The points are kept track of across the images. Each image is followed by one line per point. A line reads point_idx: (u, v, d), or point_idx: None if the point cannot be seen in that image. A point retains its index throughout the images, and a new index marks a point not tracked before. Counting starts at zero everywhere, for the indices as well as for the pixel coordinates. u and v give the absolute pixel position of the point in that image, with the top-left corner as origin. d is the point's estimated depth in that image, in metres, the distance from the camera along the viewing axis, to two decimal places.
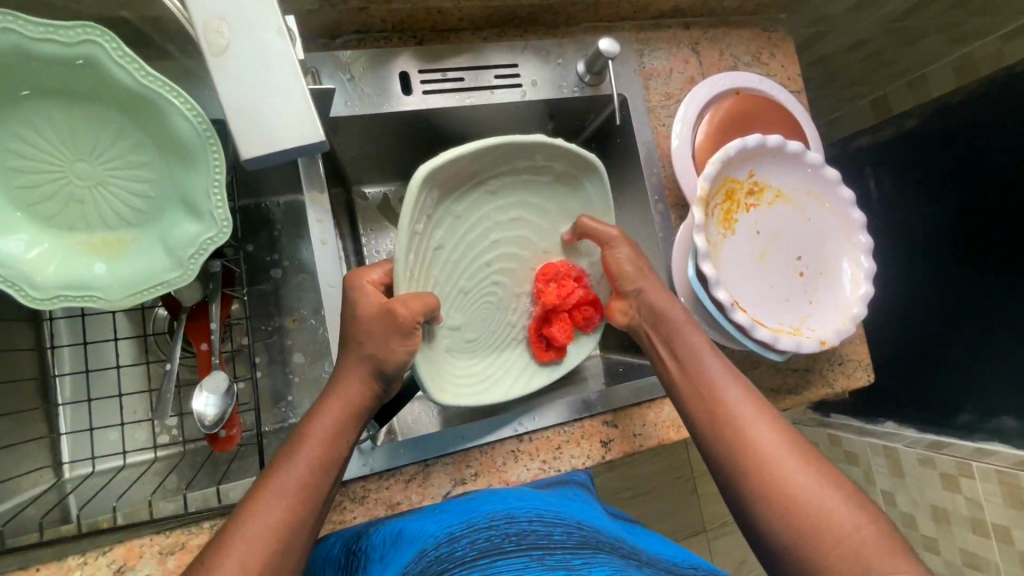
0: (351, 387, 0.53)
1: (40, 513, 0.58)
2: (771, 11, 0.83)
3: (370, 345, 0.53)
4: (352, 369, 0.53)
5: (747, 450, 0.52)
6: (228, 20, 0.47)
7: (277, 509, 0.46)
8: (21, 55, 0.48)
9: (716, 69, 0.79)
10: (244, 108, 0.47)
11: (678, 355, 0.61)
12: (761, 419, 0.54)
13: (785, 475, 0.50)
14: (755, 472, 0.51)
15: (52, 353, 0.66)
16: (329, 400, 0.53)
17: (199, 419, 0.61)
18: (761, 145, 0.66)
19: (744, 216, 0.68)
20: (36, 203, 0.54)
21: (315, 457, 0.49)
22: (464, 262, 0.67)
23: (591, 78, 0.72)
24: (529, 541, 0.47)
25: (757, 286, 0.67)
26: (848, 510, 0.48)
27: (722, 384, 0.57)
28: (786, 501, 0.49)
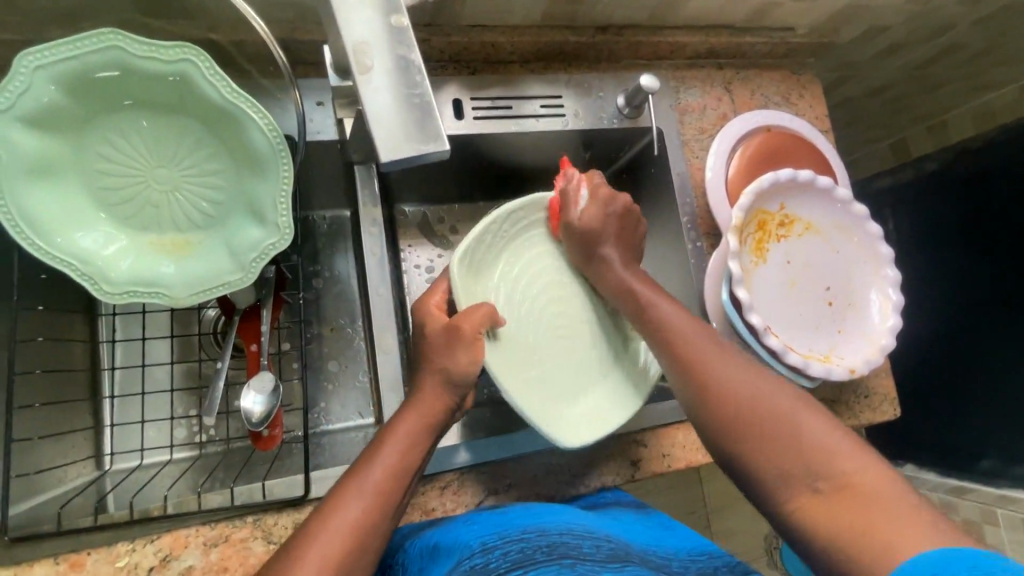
0: (428, 401, 0.54)
1: (84, 501, 0.60)
2: (800, 56, 0.88)
3: (439, 357, 0.56)
4: (433, 377, 0.55)
5: (711, 383, 0.52)
6: (372, 43, 0.49)
7: (355, 505, 0.46)
8: (125, 71, 0.53)
9: (748, 107, 0.83)
10: (379, 121, 0.48)
11: (685, 359, 0.55)
12: (763, 385, 0.51)
13: (748, 403, 0.50)
14: (722, 402, 0.51)
15: (106, 347, 0.69)
16: (398, 419, 0.53)
17: (247, 417, 0.63)
18: (793, 180, 0.69)
19: (775, 246, 0.71)
20: (116, 204, 0.58)
21: (389, 464, 0.49)
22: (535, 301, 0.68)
23: (630, 111, 0.77)
24: (560, 550, 0.49)
25: (785, 312, 0.69)
26: (822, 426, 0.47)
27: (715, 361, 0.54)
28: (758, 425, 0.49)
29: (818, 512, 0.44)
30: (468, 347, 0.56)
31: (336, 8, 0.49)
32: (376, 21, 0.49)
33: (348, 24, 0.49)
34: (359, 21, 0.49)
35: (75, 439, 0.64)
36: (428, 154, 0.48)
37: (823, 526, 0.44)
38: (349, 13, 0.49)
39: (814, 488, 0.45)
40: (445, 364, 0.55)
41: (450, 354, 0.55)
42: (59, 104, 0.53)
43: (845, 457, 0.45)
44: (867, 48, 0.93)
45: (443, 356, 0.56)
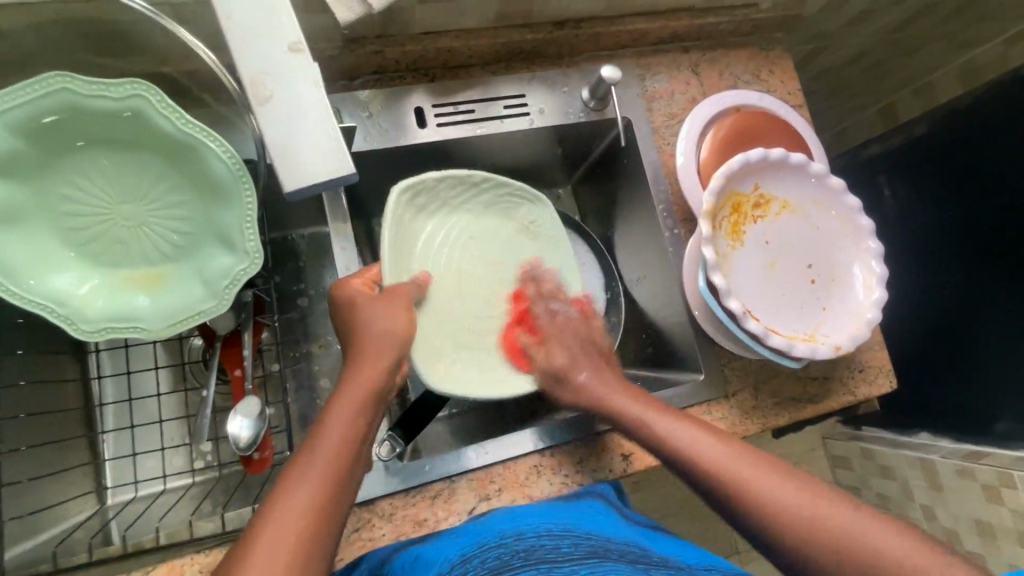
0: (369, 362, 0.57)
1: (84, 537, 0.61)
2: (768, 31, 0.86)
3: (372, 317, 0.59)
4: (378, 351, 0.58)
5: (734, 487, 0.54)
6: (267, 72, 0.52)
7: (307, 477, 0.48)
8: (76, 111, 0.53)
9: (717, 89, 0.81)
10: (292, 151, 0.52)
11: (688, 460, 0.57)
12: (780, 481, 0.53)
13: (778, 509, 0.51)
14: (745, 502, 0.53)
15: (97, 383, 0.70)
16: (343, 388, 0.55)
17: (234, 442, 0.64)
18: (764, 159, 0.68)
19: (751, 227, 0.70)
20: (87, 244, 0.59)
21: (337, 429, 0.52)
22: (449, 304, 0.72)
23: (596, 103, 0.76)
24: (537, 555, 0.49)
25: (765, 294, 0.68)
26: (859, 514, 0.50)
27: (725, 462, 0.55)
28: (792, 526, 0.51)
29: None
30: (406, 311, 0.61)
31: (235, 41, 0.51)
32: (274, 51, 0.52)
33: (246, 56, 0.52)
34: (260, 46, 0.52)
35: (74, 477, 0.65)
36: (337, 176, 0.52)
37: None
38: (248, 44, 0.52)
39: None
40: (392, 329, 0.60)
41: (380, 316, 0.60)
42: (17, 150, 0.53)
43: (891, 548, 0.48)
44: (838, 16, 0.91)
45: (365, 321, 0.59)
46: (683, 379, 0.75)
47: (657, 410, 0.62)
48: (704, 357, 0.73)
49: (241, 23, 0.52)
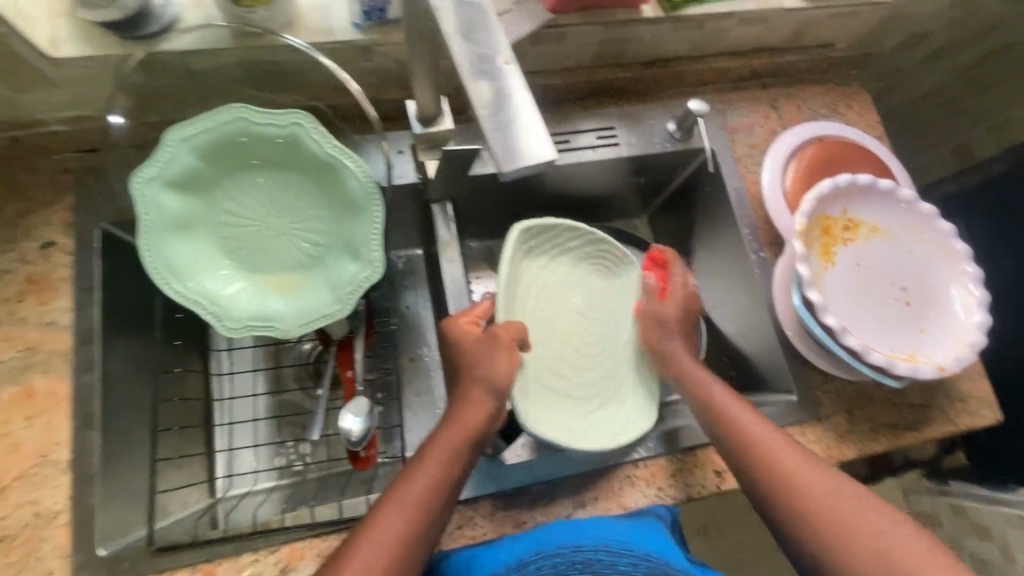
0: (470, 414, 0.60)
1: (199, 522, 0.67)
2: (844, 69, 0.90)
3: (482, 367, 0.62)
4: (479, 399, 0.61)
5: (789, 484, 0.56)
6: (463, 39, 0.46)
7: (398, 518, 0.53)
8: (246, 136, 0.63)
9: (796, 121, 0.85)
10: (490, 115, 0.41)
11: (752, 447, 0.59)
12: (838, 491, 0.55)
13: (828, 508, 0.54)
14: (765, 465, 0.58)
15: (216, 379, 0.77)
16: (446, 428, 0.59)
17: (347, 437, 0.68)
18: (852, 184, 0.70)
19: (842, 249, 0.71)
20: (236, 251, 0.67)
21: (427, 483, 0.55)
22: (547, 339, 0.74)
23: (682, 134, 0.80)
24: (593, 571, 0.55)
25: (860, 314, 0.69)
26: (895, 522, 0.53)
27: (788, 461, 0.58)
28: (842, 536, 0.53)
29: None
30: (510, 353, 0.63)
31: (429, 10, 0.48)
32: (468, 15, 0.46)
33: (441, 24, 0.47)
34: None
35: (188, 466, 0.71)
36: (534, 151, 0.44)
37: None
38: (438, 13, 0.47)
39: None
40: (490, 372, 0.62)
41: (489, 359, 0.62)
42: (195, 167, 0.63)
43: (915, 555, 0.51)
44: (913, 54, 0.94)
45: (477, 365, 0.62)
46: (774, 400, 0.75)
47: (723, 389, 0.65)
48: (796, 378, 0.73)
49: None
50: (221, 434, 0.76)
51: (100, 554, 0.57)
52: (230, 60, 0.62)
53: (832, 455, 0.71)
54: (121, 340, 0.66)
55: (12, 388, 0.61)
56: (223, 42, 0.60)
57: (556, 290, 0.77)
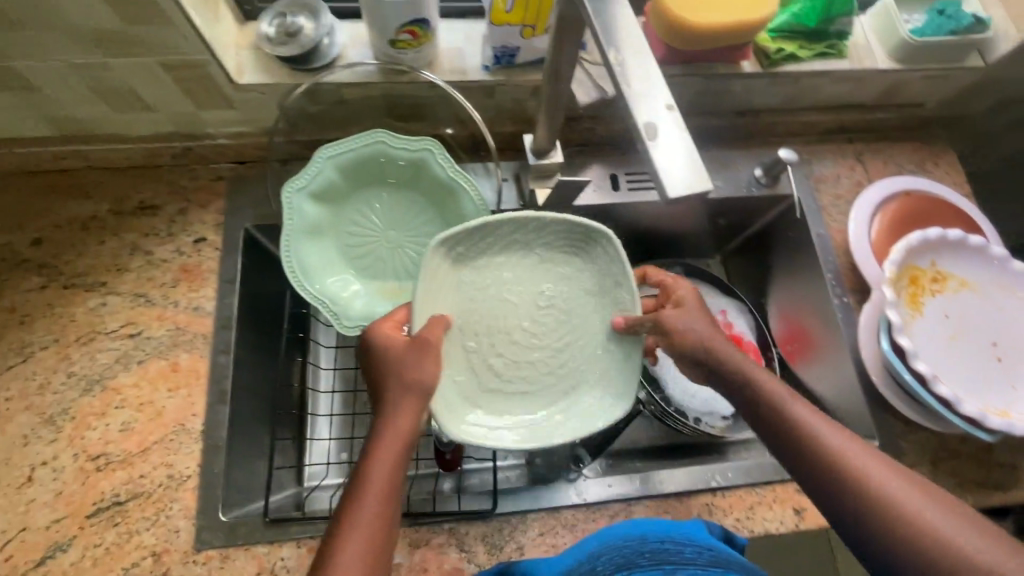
0: (405, 424, 0.53)
1: (285, 502, 0.72)
2: (931, 128, 0.92)
3: (404, 376, 0.54)
4: (407, 398, 0.53)
5: (835, 474, 0.50)
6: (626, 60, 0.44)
7: (355, 544, 0.48)
8: (382, 157, 0.72)
9: (882, 175, 0.88)
10: (649, 141, 0.41)
11: (808, 441, 0.51)
12: (906, 488, 0.48)
13: (879, 503, 0.47)
14: (823, 460, 0.50)
15: (311, 368, 0.82)
16: (381, 442, 0.52)
17: (438, 437, 0.74)
18: (943, 238, 0.72)
19: (931, 300, 0.72)
20: (357, 257, 0.75)
21: (377, 497, 0.50)
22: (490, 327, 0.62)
23: (768, 180, 0.84)
24: (661, 556, 0.54)
25: (949, 364, 0.70)
26: (962, 522, 0.46)
27: (848, 453, 0.50)
28: (914, 535, 0.46)
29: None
30: (433, 359, 0.55)
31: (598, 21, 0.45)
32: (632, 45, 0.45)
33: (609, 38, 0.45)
34: (625, 35, 0.45)
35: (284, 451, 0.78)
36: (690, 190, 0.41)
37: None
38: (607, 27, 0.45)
39: None
40: (419, 382, 0.54)
41: (416, 366, 0.54)
42: (335, 181, 0.72)
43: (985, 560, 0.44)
44: None
45: (401, 373, 0.54)
46: None
47: (767, 374, 0.56)
48: (878, 424, 0.74)
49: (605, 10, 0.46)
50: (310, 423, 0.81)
51: (222, 519, 0.63)
52: (374, 93, 0.71)
53: None
54: (249, 329, 0.74)
55: (162, 361, 0.69)
56: (373, 78, 0.69)
57: (480, 271, 0.62)
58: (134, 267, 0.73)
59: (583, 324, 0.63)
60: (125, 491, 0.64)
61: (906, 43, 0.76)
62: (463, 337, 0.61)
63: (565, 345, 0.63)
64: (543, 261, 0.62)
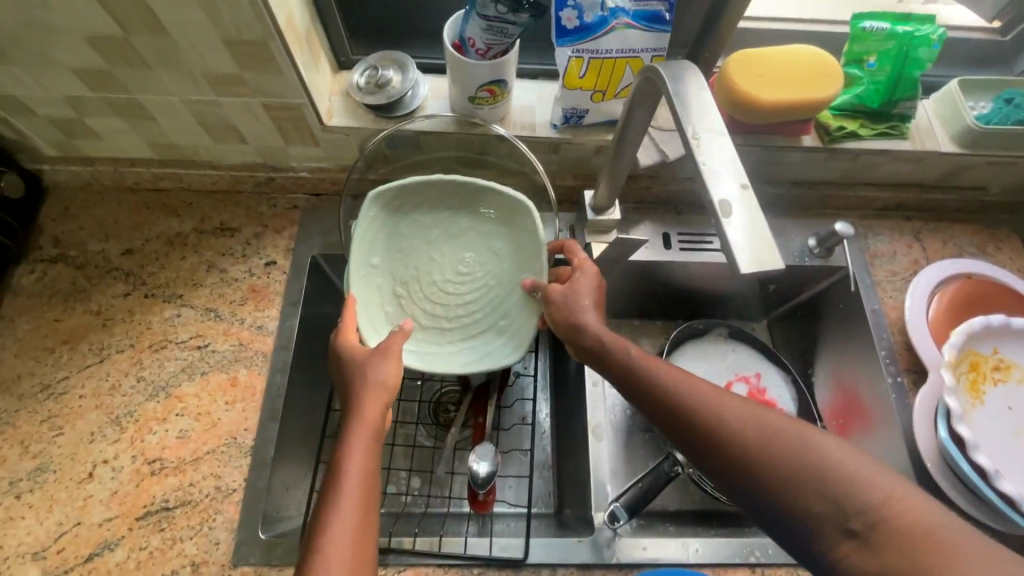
0: (372, 409, 0.59)
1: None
2: (993, 212, 0.91)
3: (373, 371, 0.61)
4: (372, 398, 0.60)
5: (720, 434, 0.50)
6: (702, 136, 0.47)
7: (348, 515, 0.51)
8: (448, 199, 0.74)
9: (941, 255, 0.87)
10: (723, 218, 0.43)
11: (677, 397, 0.53)
12: (771, 423, 0.49)
13: (760, 446, 0.48)
14: (696, 415, 0.52)
15: None
16: (355, 425, 0.57)
17: (473, 476, 0.73)
18: (1005, 325, 0.70)
19: (992, 389, 0.70)
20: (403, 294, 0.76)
21: (360, 470, 0.54)
22: (423, 273, 0.74)
23: (822, 251, 0.84)
24: None
25: (1013, 460, 0.67)
26: (845, 446, 0.46)
27: (714, 402, 0.52)
28: (789, 467, 0.46)
29: (862, 556, 0.42)
30: (396, 357, 0.63)
31: (677, 100, 0.48)
32: (713, 122, 0.47)
33: (687, 115, 0.48)
34: (702, 114, 0.48)
35: None
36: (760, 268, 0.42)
37: (878, 568, 0.41)
38: (686, 105, 0.48)
39: (895, 547, 0.41)
40: (384, 376, 0.61)
41: (375, 366, 0.61)
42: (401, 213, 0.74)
43: (876, 482, 0.44)
44: None
45: (362, 371, 0.61)
46: None
47: (633, 345, 0.60)
48: None
49: (685, 89, 0.49)
50: None
51: (261, 536, 0.65)
52: (448, 142, 0.77)
53: None
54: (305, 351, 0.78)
55: (222, 374, 0.73)
56: (449, 128, 0.75)
57: (425, 223, 0.74)
58: (208, 283, 0.78)
59: (505, 280, 0.73)
60: (174, 497, 0.66)
61: (970, 128, 0.77)
62: (392, 277, 0.73)
63: (481, 297, 0.73)
64: (472, 227, 0.75)
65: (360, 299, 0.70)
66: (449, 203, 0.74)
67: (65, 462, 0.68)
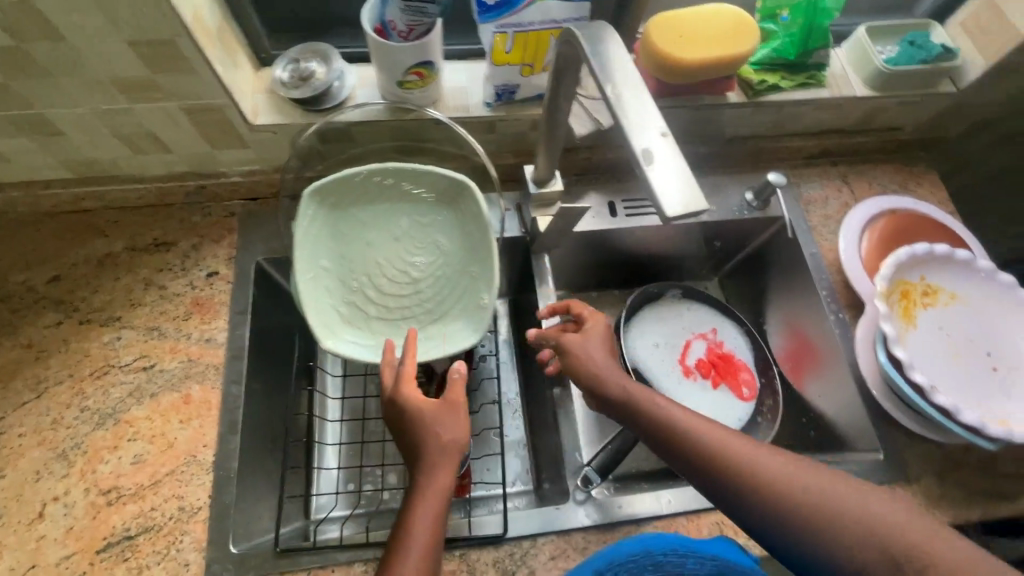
0: (440, 474, 0.57)
1: (295, 534, 0.72)
2: (910, 151, 0.97)
3: (440, 427, 0.59)
4: (445, 462, 0.58)
5: (743, 470, 0.52)
6: (620, 89, 0.48)
7: None
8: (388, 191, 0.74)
9: (867, 196, 0.92)
10: (646, 165, 0.44)
11: (701, 448, 0.55)
12: (795, 474, 0.51)
13: (783, 495, 0.50)
14: (719, 465, 0.54)
15: (314, 397, 0.84)
16: (422, 492, 0.56)
17: (446, 462, 0.73)
18: (931, 253, 0.75)
19: (923, 313, 0.75)
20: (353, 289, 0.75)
21: (420, 543, 0.53)
22: (371, 269, 0.73)
23: (759, 203, 0.88)
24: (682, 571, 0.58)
25: (946, 376, 0.71)
26: (868, 493, 0.48)
27: (737, 452, 0.54)
28: (815, 515, 0.48)
29: None
30: (455, 409, 0.60)
31: (593, 58, 0.49)
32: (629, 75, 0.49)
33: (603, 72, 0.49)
34: (620, 70, 0.49)
35: (293, 481, 0.78)
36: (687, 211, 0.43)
37: None
38: (602, 63, 0.49)
39: None
40: (454, 435, 0.59)
41: (445, 425, 0.59)
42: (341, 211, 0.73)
43: (912, 528, 0.45)
44: None
45: (429, 430, 0.58)
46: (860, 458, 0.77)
47: (653, 395, 0.61)
48: (881, 438, 0.75)
49: (599, 48, 0.50)
50: (318, 453, 0.81)
51: (233, 551, 0.63)
52: (383, 131, 0.75)
53: None
54: (260, 360, 0.76)
55: (173, 393, 0.70)
56: (382, 116, 0.74)
57: (369, 219, 0.74)
58: (149, 302, 0.75)
59: (454, 267, 0.74)
60: (136, 524, 0.64)
61: (881, 72, 0.81)
62: (342, 278, 0.72)
63: (433, 288, 0.74)
64: (416, 220, 0.75)
65: (310, 304, 0.69)
66: (392, 197, 0.74)
67: (11, 506, 0.64)
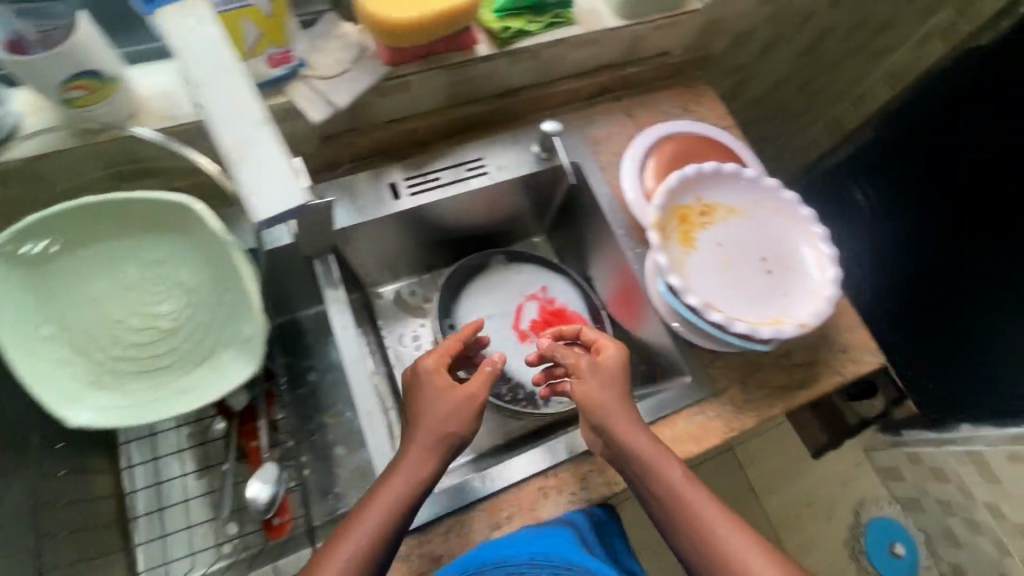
0: (409, 466, 0.61)
1: None
2: (688, 71, 0.98)
3: (433, 414, 0.63)
4: (426, 452, 0.62)
5: (665, 487, 0.61)
6: None
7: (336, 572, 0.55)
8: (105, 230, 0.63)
9: (651, 124, 0.92)
10: None
11: (636, 457, 0.62)
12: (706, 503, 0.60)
13: (685, 511, 0.60)
14: (647, 471, 0.61)
15: (126, 473, 0.81)
16: (382, 487, 0.59)
17: (255, 505, 0.69)
18: (700, 173, 0.76)
19: (703, 233, 0.76)
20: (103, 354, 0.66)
21: (364, 534, 0.57)
22: (114, 326, 0.65)
23: (546, 154, 0.87)
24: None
25: (726, 290, 0.74)
26: (751, 542, 0.58)
27: (668, 468, 0.61)
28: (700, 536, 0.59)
29: None
30: (469, 400, 0.64)
31: None
32: None
33: None
34: None
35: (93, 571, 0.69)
36: None
37: None
38: None
39: None
40: (450, 428, 0.63)
41: (448, 417, 0.63)
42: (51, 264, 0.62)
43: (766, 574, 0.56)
44: (747, 51, 1.03)
45: (427, 414, 0.63)
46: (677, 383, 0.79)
47: (622, 405, 0.65)
48: (687, 361, 0.78)
49: None
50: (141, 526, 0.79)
51: None
52: (79, 160, 0.64)
53: (733, 427, 0.74)
54: None
55: None
56: (65, 142, 0.62)
57: (97, 270, 0.64)
58: None
59: (207, 302, 0.66)
60: None
61: None
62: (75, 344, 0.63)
63: (188, 331, 0.66)
64: (153, 257, 0.65)
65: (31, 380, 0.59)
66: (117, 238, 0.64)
67: None
